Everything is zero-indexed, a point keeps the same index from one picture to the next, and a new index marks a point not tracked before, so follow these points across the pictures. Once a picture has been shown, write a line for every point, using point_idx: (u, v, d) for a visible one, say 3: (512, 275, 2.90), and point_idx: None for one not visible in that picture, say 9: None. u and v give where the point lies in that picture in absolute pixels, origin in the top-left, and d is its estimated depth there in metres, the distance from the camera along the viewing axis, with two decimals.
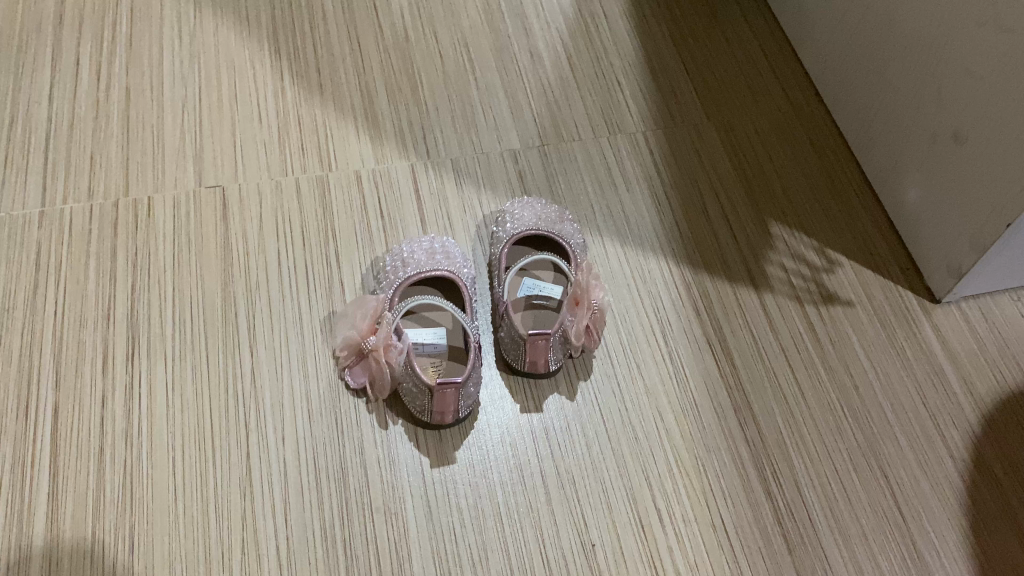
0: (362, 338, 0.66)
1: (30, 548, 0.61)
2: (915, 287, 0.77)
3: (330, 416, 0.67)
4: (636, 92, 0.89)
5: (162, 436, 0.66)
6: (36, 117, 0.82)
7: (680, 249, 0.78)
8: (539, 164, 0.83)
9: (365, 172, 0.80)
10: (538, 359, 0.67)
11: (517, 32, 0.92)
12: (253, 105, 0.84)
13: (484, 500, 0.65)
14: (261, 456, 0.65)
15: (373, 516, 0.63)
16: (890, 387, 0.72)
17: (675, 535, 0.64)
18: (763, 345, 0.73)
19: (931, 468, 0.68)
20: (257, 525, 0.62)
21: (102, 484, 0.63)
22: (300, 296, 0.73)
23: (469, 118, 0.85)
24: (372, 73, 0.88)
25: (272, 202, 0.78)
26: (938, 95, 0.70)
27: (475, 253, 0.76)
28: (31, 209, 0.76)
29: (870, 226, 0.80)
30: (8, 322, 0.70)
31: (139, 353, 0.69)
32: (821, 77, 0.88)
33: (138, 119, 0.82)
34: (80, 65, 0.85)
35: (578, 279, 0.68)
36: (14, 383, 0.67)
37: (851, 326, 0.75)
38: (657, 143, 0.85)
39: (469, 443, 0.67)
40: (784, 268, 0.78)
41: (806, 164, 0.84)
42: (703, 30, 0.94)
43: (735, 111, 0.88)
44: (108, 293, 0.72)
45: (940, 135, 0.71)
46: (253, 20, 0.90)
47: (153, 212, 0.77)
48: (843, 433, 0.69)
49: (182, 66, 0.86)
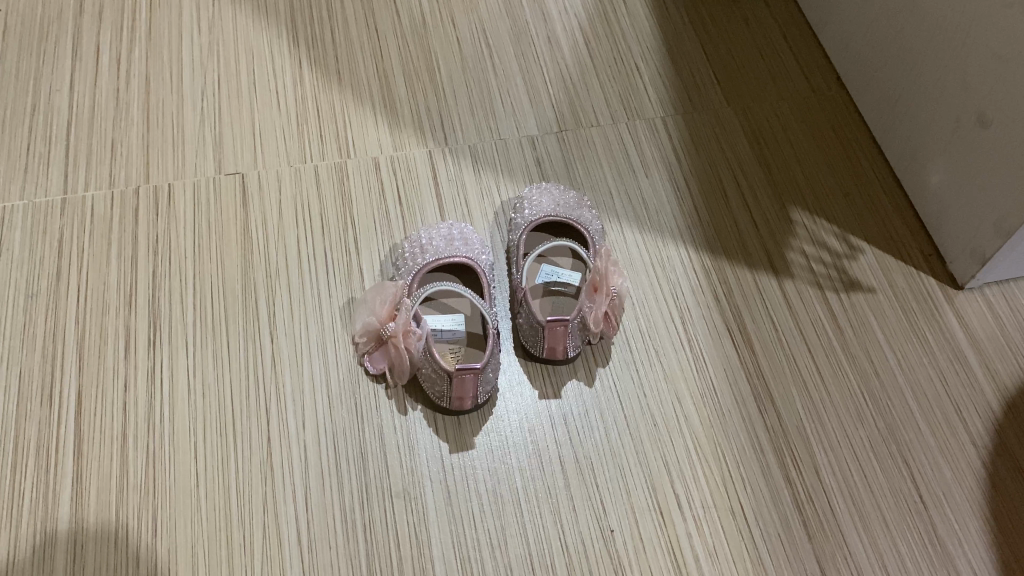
0: (381, 324, 0.66)
1: (56, 531, 0.62)
2: (937, 273, 0.76)
3: (349, 401, 0.68)
4: (655, 77, 0.88)
5: (185, 421, 0.66)
6: (58, 105, 0.82)
7: (699, 235, 0.78)
8: (557, 150, 0.82)
9: (384, 158, 0.80)
10: (556, 345, 0.67)
11: (535, 17, 0.92)
12: (272, 92, 0.84)
13: (502, 486, 0.65)
14: (282, 441, 0.66)
15: (392, 501, 0.64)
16: (912, 373, 0.71)
17: (694, 521, 0.64)
18: (783, 332, 0.73)
19: (953, 455, 0.67)
20: (278, 510, 0.63)
21: (126, 468, 0.64)
22: (319, 283, 0.73)
23: (487, 104, 0.85)
24: (390, 59, 0.87)
25: (291, 189, 0.78)
26: (963, 79, 0.69)
27: (494, 240, 0.76)
28: (54, 196, 0.77)
29: (892, 213, 0.80)
30: (32, 308, 0.71)
31: (161, 338, 0.70)
32: (843, 60, 0.87)
33: (158, 106, 0.83)
34: (101, 54, 0.86)
35: (597, 265, 0.67)
36: (38, 369, 0.68)
37: (873, 312, 0.74)
38: (677, 128, 0.84)
39: (487, 430, 0.67)
40: (805, 254, 0.77)
41: (827, 149, 0.83)
42: (723, 15, 0.93)
43: (755, 96, 0.87)
44: (129, 280, 0.73)
45: (964, 117, 0.70)
46: (271, 7, 0.90)
47: (174, 199, 0.77)
48: (863, 420, 0.69)
49: (201, 54, 0.86)
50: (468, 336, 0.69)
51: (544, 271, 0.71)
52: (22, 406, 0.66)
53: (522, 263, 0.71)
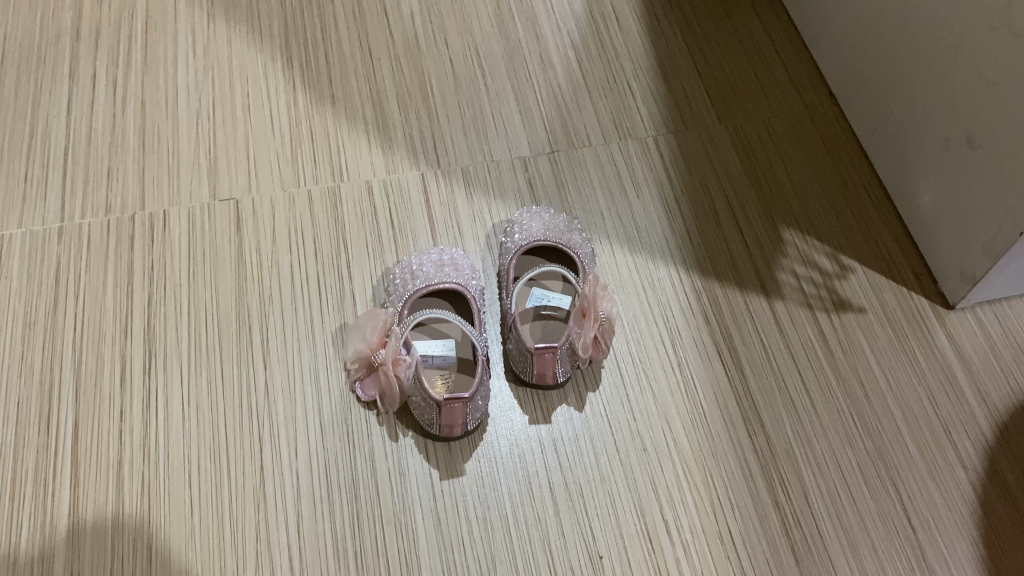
0: (372, 351, 0.67)
1: (53, 559, 0.63)
2: (929, 292, 0.76)
3: (341, 428, 0.68)
4: (647, 95, 0.88)
5: (179, 448, 0.67)
6: (55, 131, 0.83)
7: (690, 256, 0.78)
8: (549, 171, 0.83)
9: (376, 181, 0.81)
10: (546, 370, 0.67)
11: (528, 36, 0.92)
12: (267, 115, 0.85)
13: (492, 512, 0.65)
14: (275, 468, 0.67)
15: (384, 528, 0.65)
16: (902, 395, 0.71)
17: (682, 545, 0.65)
18: (773, 353, 0.73)
19: (943, 477, 0.68)
20: (270, 537, 0.64)
21: (121, 496, 0.65)
22: (312, 308, 0.74)
23: (479, 124, 0.85)
24: (384, 81, 0.88)
25: (285, 213, 0.79)
26: (951, 99, 0.69)
27: (485, 264, 0.77)
28: (51, 223, 0.78)
29: (884, 231, 0.80)
30: (30, 336, 0.72)
31: (156, 365, 0.71)
32: (835, 76, 0.87)
33: (154, 131, 0.84)
34: (98, 78, 0.87)
35: (585, 290, 0.68)
36: (35, 397, 0.69)
37: (864, 333, 0.74)
38: (668, 147, 0.84)
39: (478, 455, 0.68)
40: (796, 274, 0.77)
41: (819, 167, 0.84)
42: (715, 31, 0.93)
43: (747, 114, 0.87)
44: (125, 308, 0.74)
45: (953, 138, 0.70)
46: (266, 29, 0.91)
47: (169, 225, 0.78)
48: (853, 443, 0.69)
49: (197, 78, 0.87)
50: (457, 361, 0.69)
51: (535, 294, 0.72)
52: (20, 435, 0.68)
53: (514, 287, 0.71)
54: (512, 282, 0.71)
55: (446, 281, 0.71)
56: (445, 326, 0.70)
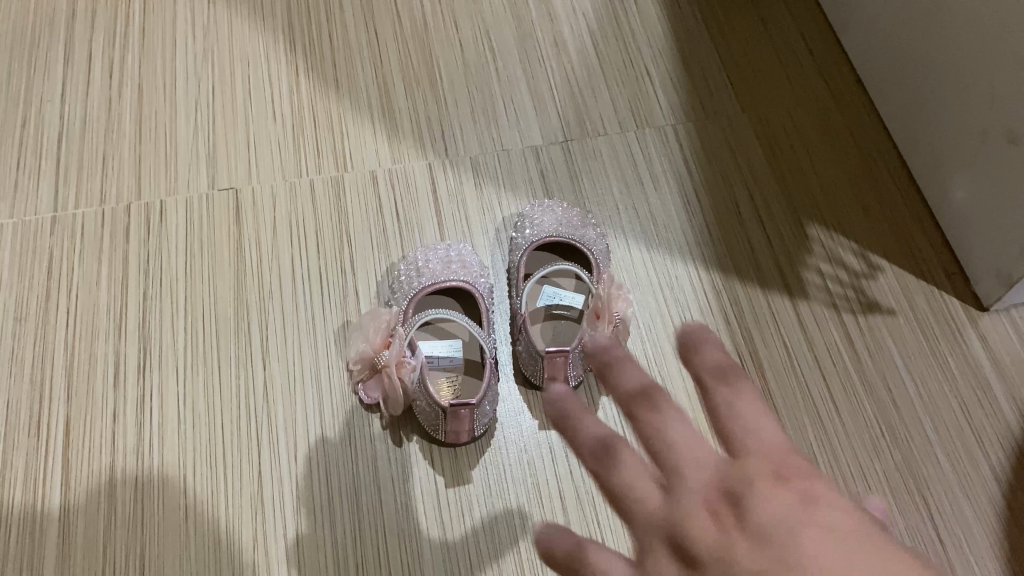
0: (376, 352, 0.64)
1: (42, 567, 0.61)
2: (961, 293, 0.73)
3: (343, 432, 0.66)
4: (666, 81, 0.84)
5: (175, 453, 0.65)
6: (49, 116, 0.80)
7: (710, 253, 0.74)
8: (562, 161, 0.79)
9: (381, 171, 0.78)
10: (557, 374, 0.64)
11: (541, 18, 0.88)
12: (268, 101, 0.81)
13: (500, 522, 0.62)
14: (273, 474, 0.64)
15: (386, 538, 0.62)
16: (932, 402, 0.68)
17: None
18: (796, 357, 0.70)
19: (974, 491, 0.64)
20: (268, 547, 0.61)
21: (114, 502, 0.63)
22: (313, 305, 0.71)
23: (490, 112, 0.82)
24: (390, 66, 0.84)
25: (286, 204, 0.76)
26: (991, 92, 0.65)
27: (494, 260, 0.74)
28: (43, 214, 0.75)
29: (914, 228, 0.76)
30: (21, 332, 0.69)
31: (151, 365, 0.68)
32: (865, 62, 0.82)
33: (151, 117, 0.80)
34: (93, 61, 0.83)
35: (600, 290, 0.64)
36: (26, 397, 0.67)
37: (892, 336, 0.71)
38: (688, 137, 0.81)
39: (486, 462, 0.65)
40: (821, 273, 0.74)
41: (846, 159, 0.80)
42: (738, 13, 0.89)
43: (771, 101, 0.83)
44: (119, 304, 0.71)
45: (992, 131, 0.65)
46: (268, 10, 0.87)
47: (166, 216, 0.75)
48: (879, 453, 0.66)
49: (195, 61, 0.84)
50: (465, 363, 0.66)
51: (548, 293, 0.68)
52: (9, 436, 0.65)
53: (525, 286, 0.68)
54: (523, 280, 0.68)
55: (453, 279, 0.68)
56: (452, 326, 0.67)
